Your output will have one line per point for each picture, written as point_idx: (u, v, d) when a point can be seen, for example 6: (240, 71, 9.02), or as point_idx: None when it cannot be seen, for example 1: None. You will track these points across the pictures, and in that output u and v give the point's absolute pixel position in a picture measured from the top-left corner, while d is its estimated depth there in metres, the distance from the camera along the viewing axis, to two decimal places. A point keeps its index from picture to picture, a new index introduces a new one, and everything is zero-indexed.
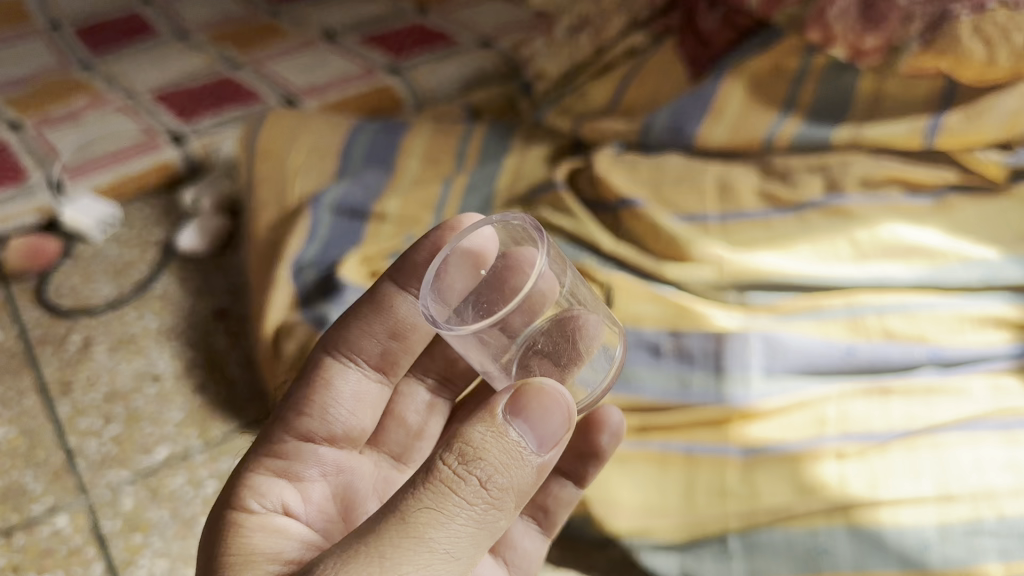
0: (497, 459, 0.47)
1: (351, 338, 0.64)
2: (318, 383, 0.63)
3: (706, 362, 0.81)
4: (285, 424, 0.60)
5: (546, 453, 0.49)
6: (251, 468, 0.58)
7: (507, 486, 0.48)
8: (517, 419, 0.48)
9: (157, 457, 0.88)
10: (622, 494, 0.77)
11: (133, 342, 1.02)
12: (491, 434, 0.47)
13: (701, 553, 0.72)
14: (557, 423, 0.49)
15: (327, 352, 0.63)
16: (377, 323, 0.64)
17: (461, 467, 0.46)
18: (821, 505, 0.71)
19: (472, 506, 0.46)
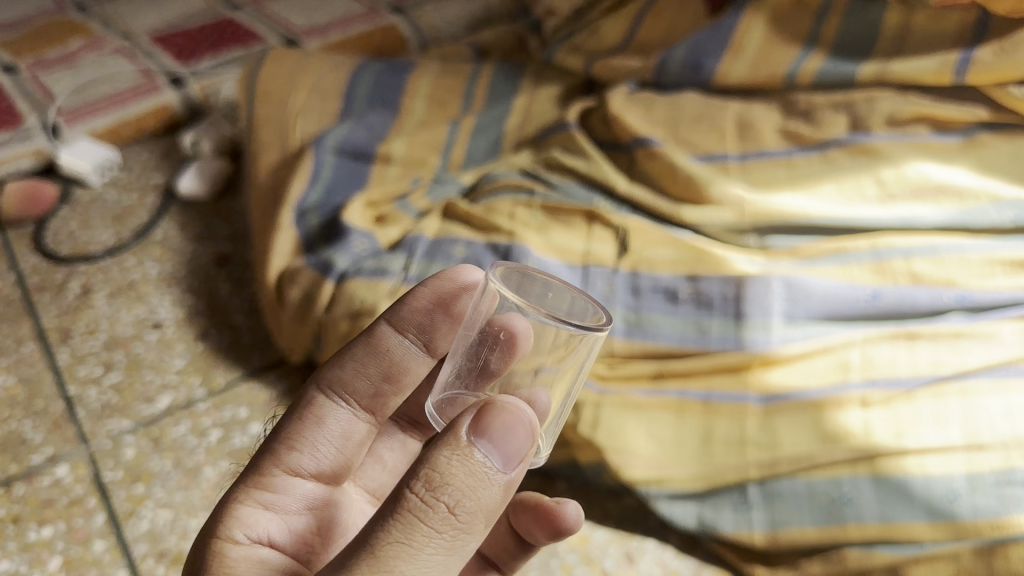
0: (463, 481, 0.43)
1: (346, 376, 0.60)
2: (310, 420, 0.59)
3: (725, 308, 0.77)
4: (275, 456, 0.56)
5: (513, 470, 0.45)
6: (240, 499, 0.53)
7: (478, 505, 0.44)
8: (480, 440, 0.44)
9: (159, 406, 0.86)
10: (638, 442, 0.73)
11: (133, 288, 0.99)
12: (458, 460, 0.43)
13: (720, 502, 0.71)
14: (522, 437, 0.45)
15: (320, 389, 0.60)
16: (374, 362, 0.61)
17: (427, 494, 0.43)
18: (845, 453, 0.68)
19: (441, 531, 0.43)
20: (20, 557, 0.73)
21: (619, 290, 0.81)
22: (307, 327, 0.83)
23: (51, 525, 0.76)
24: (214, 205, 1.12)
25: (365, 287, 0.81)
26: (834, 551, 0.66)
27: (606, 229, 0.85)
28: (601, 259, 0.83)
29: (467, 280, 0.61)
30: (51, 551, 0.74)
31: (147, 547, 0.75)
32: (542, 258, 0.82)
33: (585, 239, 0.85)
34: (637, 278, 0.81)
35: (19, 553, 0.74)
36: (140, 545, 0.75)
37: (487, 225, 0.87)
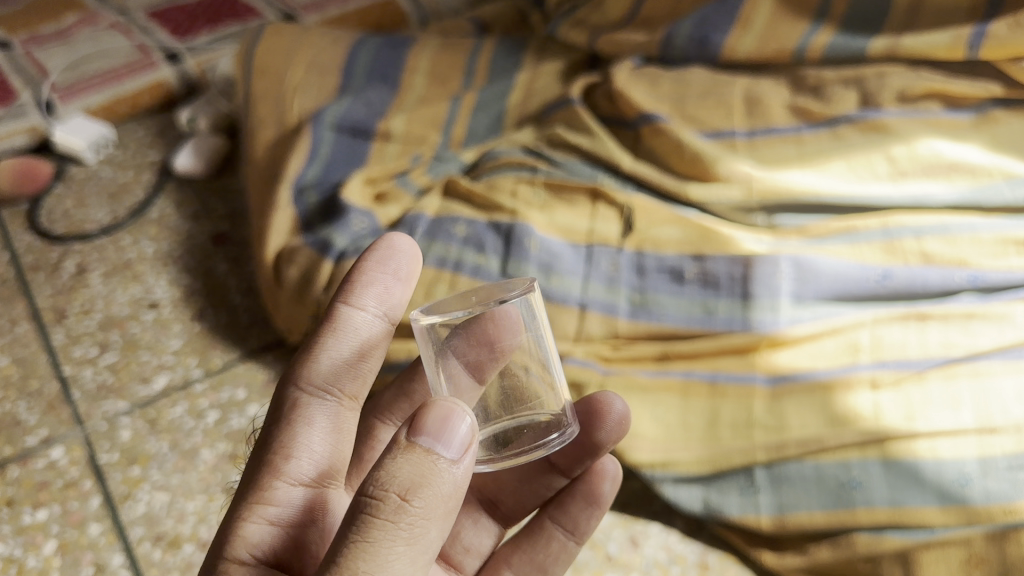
0: (412, 470, 0.42)
1: (324, 370, 0.53)
2: (300, 421, 0.52)
3: (732, 288, 0.76)
4: (272, 468, 0.50)
5: (463, 458, 0.44)
6: (241, 523, 0.48)
7: (434, 492, 0.43)
8: (420, 434, 0.44)
9: (156, 387, 0.85)
10: (642, 425, 0.72)
11: (129, 268, 0.97)
12: (401, 455, 0.43)
13: (726, 486, 0.69)
14: (464, 427, 0.44)
15: (301, 386, 0.53)
16: (344, 343, 0.55)
17: (376, 490, 0.42)
18: (853, 436, 0.67)
19: (396, 520, 0.41)
20: (14, 540, 0.72)
21: (623, 269, 0.79)
22: (307, 307, 0.81)
23: (46, 508, 0.75)
24: (212, 182, 1.10)
25: None
26: (843, 535, 0.65)
27: (610, 208, 0.84)
28: (606, 239, 0.82)
29: (399, 246, 0.58)
30: (45, 535, 0.73)
31: (143, 530, 0.73)
32: (545, 236, 0.81)
33: (589, 218, 0.84)
34: (642, 258, 0.79)
35: (13, 536, 0.73)
36: (136, 528, 0.73)
37: (489, 204, 0.85)
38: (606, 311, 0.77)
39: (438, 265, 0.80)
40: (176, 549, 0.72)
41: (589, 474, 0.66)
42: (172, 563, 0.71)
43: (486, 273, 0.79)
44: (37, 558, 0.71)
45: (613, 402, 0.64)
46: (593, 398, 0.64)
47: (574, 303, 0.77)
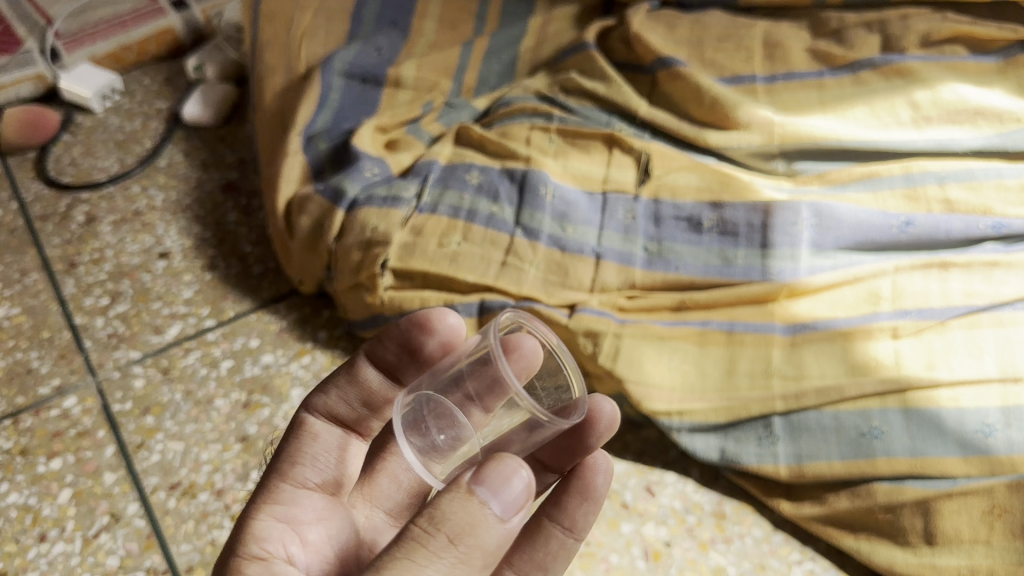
0: (463, 517, 0.41)
1: (330, 402, 0.57)
2: (308, 438, 0.55)
3: (751, 236, 0.74)
4: (280, 472, 0.54)
5: (513, 517, 0.42)
6: (252, 518, 0.50)
7: (479, 543, 0.41)
8: (482, 483, 0.42)
9: (168, 336, 0.84)
10: (660, 375, 0.70)
11: (139, 217, 0.96)
12: (459, 498, 0.42)
13: (743, 435, 0.68)
14: (523, 486, 0.42)
15: (308, 408, 0.57)
16: (354, 392, 0.57)
17: (427, 524, 0.41)
18: (874, 384, 0.66)
19: (436, 561, 0.40)
20: (30, 490, 0.72)
21: (640, 218, 0.78)
22: (319, 256, 0.81)
23: (60, 458, 0.75)
24: (220, 130, 1.09)
25: (377, 215, 0.78)
26: (863, 486, 0.65)
27: (626, 154, 0.82)
28: (621, 186, 0.80)
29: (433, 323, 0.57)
30: (60, 484, 0.73)
31: (158, 479, 0.73)
32: (559, 183, 0.80)
33: (604, 166, 0.82)
34: (659, 206, 0.78)
35: (28, 485, 0.73)
36: (150, 477, 0.73)
37: (502, 151, 0.84)
38: (622, 261, 0.75)
39: (451, 214, 0.78)
40: (191, 498, 0.72)
41: (581, 468, 0.57)
42: (188, 512, 0.71)
43: (500, 221, 0.78)
44: (52, 507, 0.71)
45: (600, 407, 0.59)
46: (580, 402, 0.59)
47: (589, 253, 0.76)
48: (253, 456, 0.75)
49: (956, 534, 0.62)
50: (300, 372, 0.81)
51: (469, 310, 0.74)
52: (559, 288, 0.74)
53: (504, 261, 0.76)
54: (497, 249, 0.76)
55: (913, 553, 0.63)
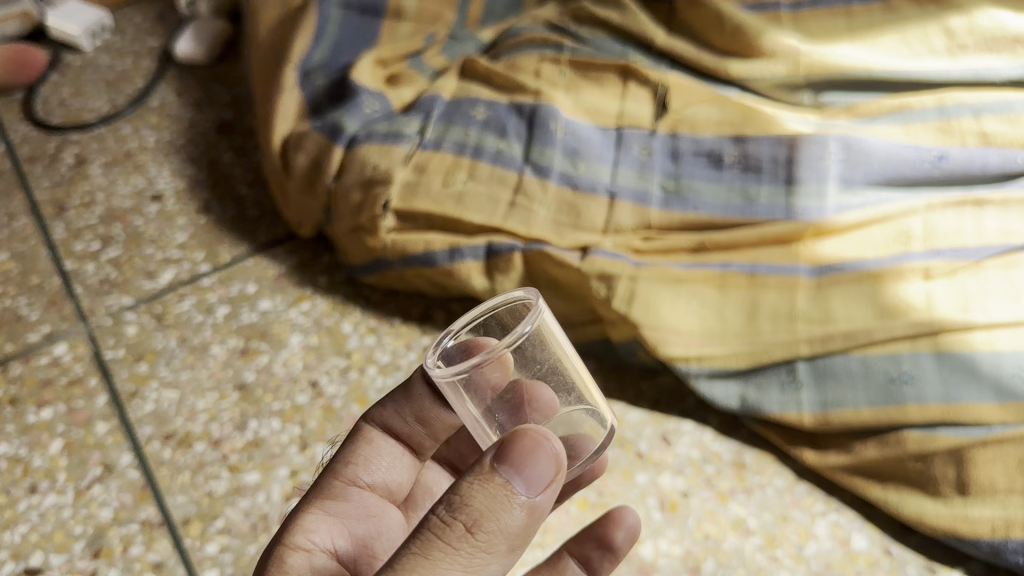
0: (485, 501, 0.38)
1: (387, 416, 0.53)
2: (361, 443, 0.52)
3: (775, 172, 0.70)
4: (330, 471, 0.51)
5: (537, 496, 0.39)
6: (303, 509, 0.48)
7: (501, 526, 0.38)
8: (503, 463, 0.38)
9: (162, 281, 0.81)
10: (678, 318, 0.66)
11: (131, 159, 0.92)
12: (479, 482, 0.38)
13: (766, 382, 0.65)
14: (547, 462, 0.39)
15: (365, 418, 0.53)
16: (408, 409, 0.53)
17: (445, 512, 0.38)
18: (905, 327, 0.62)
19: (456, 552, 0.37)
20: (20, 440, 0.69)
21: (657, 154, 0.73)
22: (316, 196, 0.77)
23: (51, 407, 0.72)
24: (214, 69, 1.04)
25: (377, 152, 0.74)
26: (892, 433, 0.61)
27: (642, 87, 0.78)
28: (636, 120, 0.76)
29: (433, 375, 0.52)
30: (51, 434, 0.70)
31: (152, 429, 0.70)
32: (571, 119, 0.76)
33: (619, 99, 0.78)
34: (677, 141, 0.73)
35: (17, 435, 0.70)
36: (144, 427, 0.70)
37: (510, 84, 0.79)
38: (637, 200, 0.71)
39: (456, 151, 0.74)
40: (187, 448, 0.69)
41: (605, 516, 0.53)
42: (183, 463, 0.68)
43: (508, 158, 0.74)
44: (42, 458, 0.68)
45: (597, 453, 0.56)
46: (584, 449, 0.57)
47: (602, 192, 0.72)
48: (251, 405, 0.71)
49: (990, 483, 0.58)
50: (300, 319, 0.78)
51: (476, 252, 0.70)
52: (571, 230, 0.71)
53: (513, 201, 0.72)
54: (505, 189, 0.72)
55: (944, 503, 0.60)
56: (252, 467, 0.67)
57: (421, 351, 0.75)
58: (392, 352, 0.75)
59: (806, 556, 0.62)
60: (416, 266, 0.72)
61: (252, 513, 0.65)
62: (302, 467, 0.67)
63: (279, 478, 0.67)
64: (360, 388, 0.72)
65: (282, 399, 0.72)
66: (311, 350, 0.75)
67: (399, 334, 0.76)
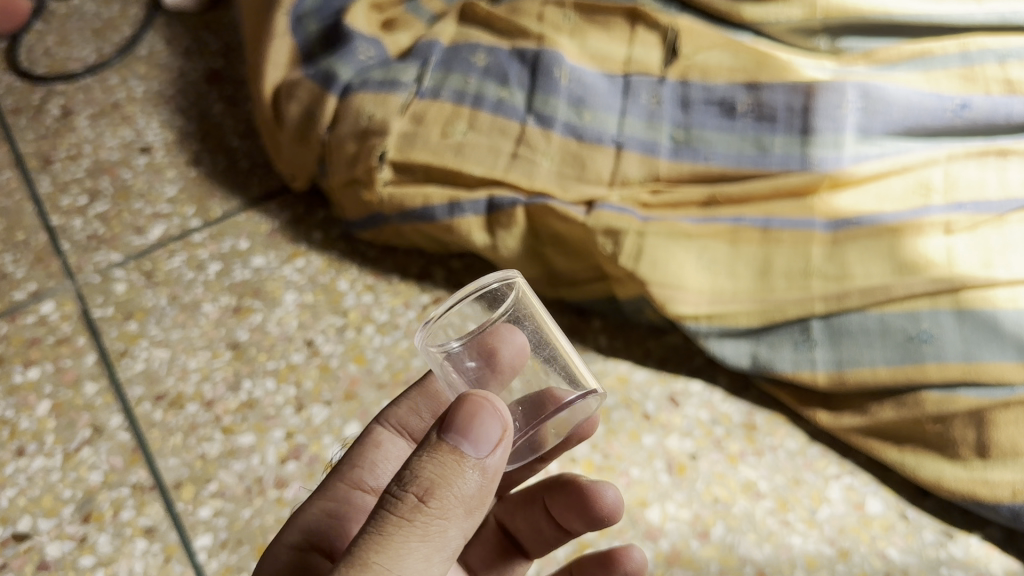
0: (434, 469, 0.37)
1: (401, 414, 0.52)
2: (371, 446, 0.51)
3: (790, 121, 0.66)
4: (337, 474, 0.49)
5: (489, 457, 0.38)
6: (303, 510, 0.46)
7: (456, 491, 0.37)
8: (448, 431, 0.38)
9: (151, 237, 0.78)
10: (686, 273, 0.64)
11: (118, 110, 0.89)
12: (426, 454, 0.37)
13: (779, 340, 0.63)
14: (495, 424, 0.38)
15: (379, 419, 0.52)
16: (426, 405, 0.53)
17: (396, 487, 0.37)
18: (924, 284, 0.59)
19: (412, 522, 0.36)
20: (6, 401, 0.67)
21: (666, 103, 0.70)
22: (310, 147, 0.74)
23: (38, 367, 0.69)
24: (203, 17, 1.00)
25: (373, 101, 0.71)
26: (910, 394, 0.59)
27: (650, 32, 0.74)
28: (645, 66, 0.73)
29: None
30: (38, 395, 0.67)
31: (142, 389, 0.68)
32: (576, 65, 0.72)
33: (627, 44, 0.75)
34: (687, 88, 0.70)
35: (4, 396, 0.67)
36: (134, 387, 0.68)
37: (512, 28, 0.76)
38: (645, 151, 0.68)
39: (455, 100, 0.71)
40: (178, 409, 0.66)
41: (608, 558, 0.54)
42: (175, 424, 0.66)
43: (510, 108, 0.70)
44: (30, 420, 0.66)
45: (605, 492, 0.52)
46: (582, 483, 0.53)
47: (609, 142, 0.69)
48: (244, 365, 0.69)
49: (1012, 446, 0.55)
50: (295, 276, 0.75)
51: (477, 208, 0.67)
52: (575, 182, 0.68)
53: (515, 153, 0.69)
54: (507, 139, 0.69)
55: (963, 466, 0.57)
56: (246, 429, 0.65)
57: (420, 309, 0.73)
58: (389, 311, 0.72)
59: (818, 520, 0.60)
60: (414, 221, 0.69)
61: (246, 476, 0.63)
62: (298, 429, 0.65)
63: (274, 441, 0.64)
64: (357, 347, 0.70)
65: (277, 358, 0.69)
66: (307, 309, 0.72)
67: (397, 292, 0.74)
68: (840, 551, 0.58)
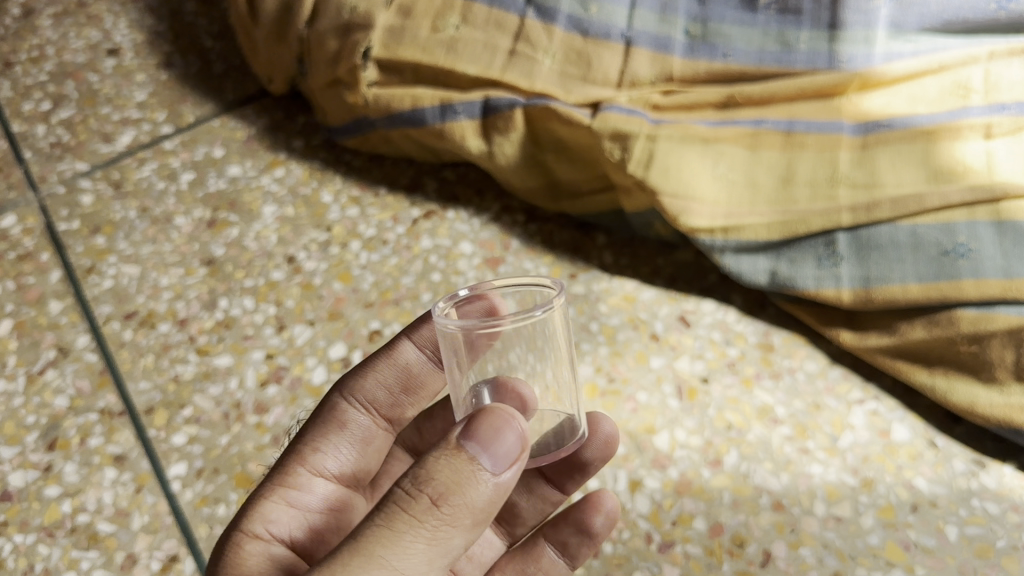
0: (449, 474, 0.33)
1: (366, 387, 0.48)
2: (332, 424, 0.47)
3: (816, 14, 0.59)
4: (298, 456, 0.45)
5: (505, 473, 0.34)
6: (263, 496, 0.43)
7: (468, 502, 0.33)
8: (470, 438, 0.34)
9: (120, 145, 0.72)
10: (700, 183, 0.58)
11: (84, 9, 0.83)
12: (443, 455, 0.33)
13: (802, 255, 0.57)
14: (516, 439, 0.34)
15: (343, 392, 0.48)
16: (391, 374, 0.49)
17: (409, 484, 0.33)
18: (961, 192, 0.54)
19: (419, 526, 0.32)
20: None
21: None
22: (289, 47, 0.68)
23: None
24: None
25: None
26: (943, 313, 0.54)
27: None
28: None
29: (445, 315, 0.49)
30: None
31: (111, 308, 0.63)
32: None
33: None
34: None
35: None
36: (102, 305, 0.63)
37: None
38: (657, 49, 0.62)
39: None
40: (149, 330, 0.61)
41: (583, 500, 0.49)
42: (146, 345, 0.61)
43: None
44: None
45: (600, 425, 0.49)
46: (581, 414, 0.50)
47: (617, 38, 0.62)
48: (220, 283, 0.64)
49: None
50: (273, 187, 0.69)
51: (470, 110, 0.62)
52: (579, 82, 0.62)
53: (512, 50, 0.63)
54: (504, 35, 0.63)
55: (1000, 391, 0.53)
56: (222, 350, 0.60)
57: (411, 224, 0.67)
58: (377, 226, 0.67)
59: (840, 448, 0.56)
60: (402, 125, 0.65)
61: (223, 401, 0.58)
62: (278, 350, 0.60)
63: (253, 362, 0.60)
64: (342, 264, 0.65)
65: (256, 276, 0.64)
66: (287, 223, 0.67)
67: (386, 206, 0.68)
68: (864, 481, 0.54)
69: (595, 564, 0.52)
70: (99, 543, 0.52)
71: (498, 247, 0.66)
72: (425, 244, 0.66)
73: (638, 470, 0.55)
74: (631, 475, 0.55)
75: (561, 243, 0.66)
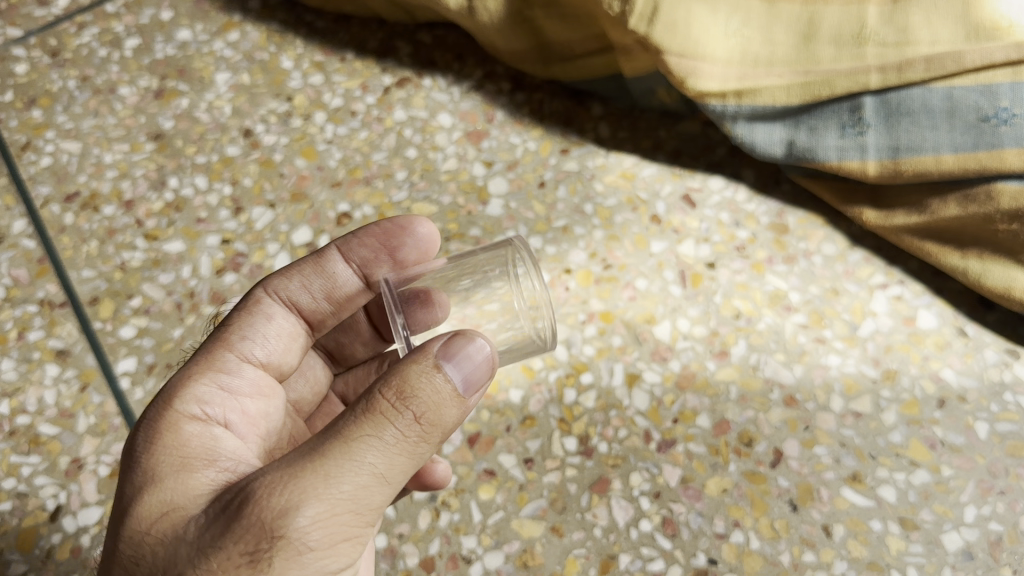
0: (430, 394, 0.32)
1: (292, 288, 0.42)
2: (259, 315, 0.41)
3: None
4: (224, 343, 0.39)
5: (471, 397, 0.34)
6: (191, 376, 0.37)
7: (442, 424, 0.33)
8: (448, 359, 0.32)
9: (56, 8, 0.64)
10: (709, 42, 0.51)
11: None
12: (424, 371, 0.32)
13: (823, 121, 0.51)
14: (484, 362, 0.34)
15: (266, 287, 0.42)
16: (319, 281, 0.43)
17: (393, 397, 0.31)
18: (1005, 50, 0.45)
19: (401, 441, 0.31)
20: None
21: None
22: None
23: None
24: None
25: None
26: (981, 187, 0.48)
27: None
28: None
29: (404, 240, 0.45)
30: None
31: (50, 189, 0.56)
32: None
33: None
34: None
35: None
36: (40, 186, 0.56)
37: None
38: None
39: None
40: (93, 213, 0.55)
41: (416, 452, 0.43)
42: (89, 230, 0.54)
43: None
44: None
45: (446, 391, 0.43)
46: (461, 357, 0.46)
47: None
48: (169, 159, 0.57)
49: None
50: (227, 52, 0.62)
51: None
52: None
53: None
54: None
55: None
56: (173, 235, 0.54)
57: (382, 93, 0.60)
58: (344, 95, 0.60)
59: (860, 337, 0.50)
60: None
61: (175, 290, 0.52)
62: (235, 235, 0.54)
63: (207, 248, 0.53)
64: (306, 138, 0.58)
65: (209, 152, 0.58)
66: (242, 92, 0.60)
67: (353, 72, 0.61)
68: (886, 373, 0.49)
69: (589, 466, 0.47)
70: (41, 447, 0.47)
71: (480, 119, 0.59)
72: (398, 116, 0.59)
73: (637, 363, 0.50)
74: (629, 369, 0.49)
75: (552, 114, 0.60)
